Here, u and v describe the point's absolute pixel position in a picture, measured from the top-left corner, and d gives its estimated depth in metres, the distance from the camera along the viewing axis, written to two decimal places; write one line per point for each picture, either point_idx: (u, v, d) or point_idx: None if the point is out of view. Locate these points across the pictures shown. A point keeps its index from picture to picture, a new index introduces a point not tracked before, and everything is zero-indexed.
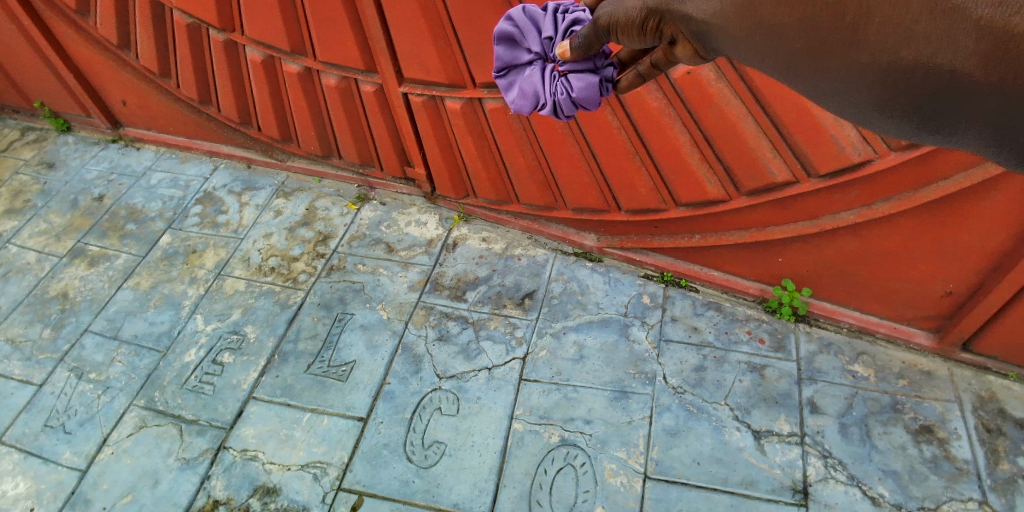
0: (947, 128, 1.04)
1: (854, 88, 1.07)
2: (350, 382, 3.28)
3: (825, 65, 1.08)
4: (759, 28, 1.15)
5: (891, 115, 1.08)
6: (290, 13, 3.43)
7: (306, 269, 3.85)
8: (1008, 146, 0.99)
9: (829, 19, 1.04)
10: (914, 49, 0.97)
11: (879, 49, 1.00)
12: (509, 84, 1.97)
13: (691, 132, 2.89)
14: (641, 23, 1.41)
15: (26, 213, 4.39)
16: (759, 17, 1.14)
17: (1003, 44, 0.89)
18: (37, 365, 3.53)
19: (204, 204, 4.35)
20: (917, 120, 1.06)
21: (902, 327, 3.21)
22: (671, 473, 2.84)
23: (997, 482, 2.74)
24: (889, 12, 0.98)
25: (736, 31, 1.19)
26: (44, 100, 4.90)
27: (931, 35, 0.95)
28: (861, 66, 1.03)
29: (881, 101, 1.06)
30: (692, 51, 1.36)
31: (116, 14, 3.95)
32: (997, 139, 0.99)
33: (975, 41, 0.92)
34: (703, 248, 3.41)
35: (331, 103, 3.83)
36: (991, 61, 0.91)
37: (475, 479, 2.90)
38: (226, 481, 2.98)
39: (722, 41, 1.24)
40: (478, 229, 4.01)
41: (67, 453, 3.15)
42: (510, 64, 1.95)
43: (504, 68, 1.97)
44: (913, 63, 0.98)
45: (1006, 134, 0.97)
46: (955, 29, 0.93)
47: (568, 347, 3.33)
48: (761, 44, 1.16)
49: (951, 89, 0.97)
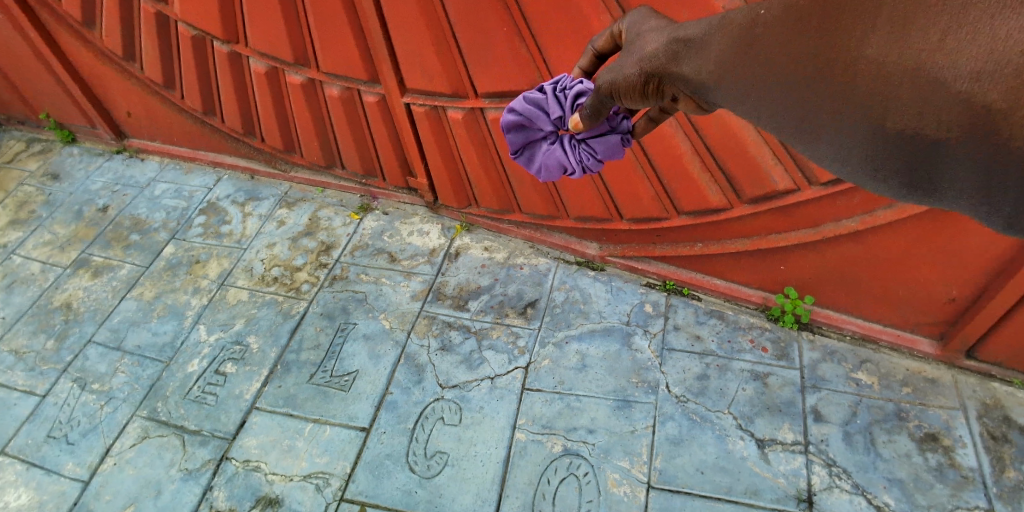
0: (931, 192, 0.91)
1: (837, 152, 0.93)
2: (353, 392, 3.28)
3: (803, 126, 0.94)
4: (739, 83, 0.99)
5: (873, 177, 0.94)
6: (294, 25, 3.46)
7: (309, 279, 3.86)
8: (996, 214, 0.86)
9: (810, 84, 0.90)
10: (898, 117, 0.84)
11: (861, 118, 0.87)
12: (530, 161, 1.96)
13: (691, 140, 2.90)
14: (639, 90, 1.29)
15: (31, 224, 4.41)
16: (739, 73, 0.99)
17: (990, 114, 0.77)
18: (41, 375, 3.53)
19: (207, 215, 4.37)
20: (903, 184, 0.92)
21: (905, 335, 3.20)
22: (675, 482, 2.83)
23: (1003, 490, 2.72)
24: (872, 75, 0.83)
25: (715, 85, 1.04)
26: (49, 112, 4.94)
27: (912, 106, 0.82)
28: (844, 134, 0.90)
29: (865, 166, 0.93)
30: (695, 106, 1.23)
31: (120, 26, 3.98)
32: (984, 205, 0.87)
33: (958, 113, 0.79)
34: (706, 256, 3.42)
35: (334, 113, 3.85)
36: (977, 133, 0.79)
37: (478, 489, 2.89)
38: (229, 491, 2.97)
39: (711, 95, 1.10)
40: (480, 238, 4.02)
41: (70, 464, 3.15)
42: (526, 144, 1.94)
43: (521, 149, 1.96)
44: (896, 132, 0.85)
45: (994, 200, 0.84)
46: (937, 101, 0.80)
47: (571, 356, 3.33)
48: (742, 101, 1.02)
49: (935, 156, 0.85)
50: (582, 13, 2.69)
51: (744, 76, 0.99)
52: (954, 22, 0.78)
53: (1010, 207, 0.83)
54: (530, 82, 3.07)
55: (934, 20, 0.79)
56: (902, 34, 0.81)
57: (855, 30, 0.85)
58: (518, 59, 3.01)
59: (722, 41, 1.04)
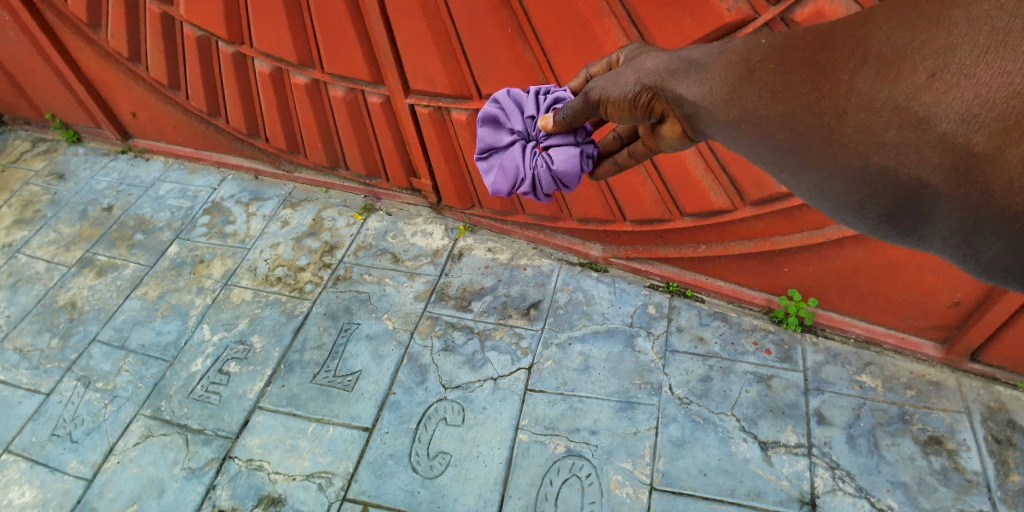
0: (913, 231, 1.00)
1: (829, 187, 1.03)
2: (356, 393, 3.29)
3: (800, 160, 1.04)
4: (743, 116, 1.11)
5: (861, 214, 1.04)
6: (298, 26, 3.47)
7: (312, 279, 3.87)
8: (975, 256, 0.95)
9: (810, 118, 1.00)
10: (887, 155, 0.92)
11: (852, 153, 0.96)
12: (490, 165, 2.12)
13: (701, 152, 2.91)
14: (629, 102, 1.49)
15: (36, 223, 4.43)
16: (743, 106, 1.11)
17: (970, 160, 0.85)
18: (45, 374, 3.54)
19: (212, 215, 4.38)
20: (887, 222, 1.02)
21: (910, 338, 3.20)
22: (678, 484, 2.83)
23: (1007, 494, 2.71)
24: (862, 115, 0.93)
25: (721, 115, 1.17)
26: (55, 112, 4.95)
27: (901, 143, 0.90)
28: (835, 167, 0.99)
29: (853, 201, 1.02)
30: (681, 132, 1.38)
31: (126, 27, 4.00)
32: (961, 246, 0.95)
33: (941, 153, 0.87)
34: (709, 258, 3.41)
35: (338, 114, 3.86)
36: (961, 174, 0.86)
37: (480, 490, 2.89)
38: (232, 490, 2.98)
39: (713, 128, 1.22)
40: (483, 239, 4.02)
41: (74, 462, 3.16)
42: (492, 146, 2.11)
43: (486, 150, 2.12)
44: (884, 168, 0.94)
45: (973, 243, 0.93)
46: (924, 139, 0.88)
47: (574, 357, 3.33)
48: (744, 135, 1.13)
49: (919, 195, 0.93)
50: (586, 15, 2.71)
51: (746, 110, 1.10)
52: (935, 69, 0.87)
53: (989, 250, 0.91)
54: (534, 84, 3.07)
55: (922, 62, 0.88)
56: (892, 76, 0.90)
57: (850, 69, 0.95)
58: (522, 61, 3.02)
59: (724, 73, 1.17)
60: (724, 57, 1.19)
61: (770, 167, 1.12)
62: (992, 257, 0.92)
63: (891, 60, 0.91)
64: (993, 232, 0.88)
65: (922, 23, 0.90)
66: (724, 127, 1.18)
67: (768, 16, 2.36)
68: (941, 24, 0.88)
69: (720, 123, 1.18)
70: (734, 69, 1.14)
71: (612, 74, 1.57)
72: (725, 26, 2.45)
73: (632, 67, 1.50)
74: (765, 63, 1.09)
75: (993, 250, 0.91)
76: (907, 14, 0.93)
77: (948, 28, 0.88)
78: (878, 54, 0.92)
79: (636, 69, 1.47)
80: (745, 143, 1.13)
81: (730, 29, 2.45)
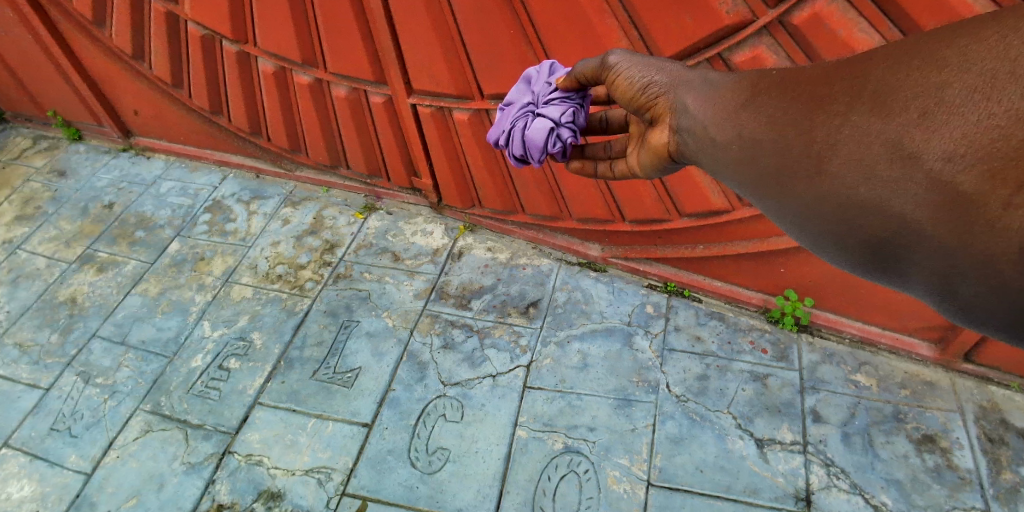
0: (895, 273, 1.07)
1: (815, 220, 1.12)
2: (356, 389, 3.31)
3: (789, 187, 1.14)
4: (741, 141, 1.23)
5: (846, 252, 1.11)
6: (303, 25, 3.51)
7: (313, 277, 3.90)
8: (955, 298, 1.00)
9: (802, 149, 1.10)
10: (874, 188, 1.00)
11: (838, 185, 1.05)
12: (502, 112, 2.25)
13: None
14: (635, 90, 1.66)
15: (37, 220, 4.45)
16: (743, 132, 1.23)
17: (957, 197, 0.91)
18: (45, 369, 3.55)
19: (213, 213, 4.40)
20: (869, 261, 1.09)
21: (905, 338, 3.23)
22: (675, 480, 2.85)
23: (1000, 491, 2.75)
24: (853, 147, 1.02)
25: (723, 140, 1.28)
26: (57, 109, 4.97)
27: (886, 177, 0.98)
28: (822, 199, 1.08)
29: (837, 239, 1.10)
30: (665, 146, 1.57)
31: (131, 25, 4.02)
32: (944, 290, 1.01)
33: (928, 190, 0.93)
34: (706, 258, 3.45)
35: (340, 113, 3.90)
36: (944, 212, 0.93)
37: (479, 485, 2.91)
38: (231, 485, 2.99)
39: (711, 155, 1.34)
40: (483, 239, 4.06)
41: (73, 456, 3.16)
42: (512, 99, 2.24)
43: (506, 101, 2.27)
44: (870, 203, 1.01)
45: (956, 288, 0.98)
46: (910, 176, 0.95)
47: (573, 355, 3.36)
48: (743, 161, 1.23)
49: (901, 233, 1.00)
50: (588, 16, 2.75)
51: (744, 137, 1.23)
52: (928, 105, 0.94)
53: (968, 293, 0.97)
54: None
55: (913, 100, 0.96)
56: (883, 113, 0.98)
57: (843, 105, 1.04)
58: (525, 61, 3.06)
59: (733, 98, 1.30)
60: (733, 87, 1.32)
61: (764, 198, 1.22)
62: (974, 300, 0.97)
63: (883, 96, 0.99)
64: (975, 277, 0.94)
65: (919, 60, 0.98)
66: (723, 155, 1.29)
67: (765, 19, 2.43)
68: (937, 62, 0.96)
69: (719, 149, 1.30)
70: (740, 97, 1.27)
71: (636, 55, 1.70)
72: (724, 27, 2.50)
73: (656, 61, 1.65)
74: (768, 92, 1.21)
75: (976, 293, 0.96)
76: (905, 51, 1.01)
77: (942, 66, 0.95)
78: (872, 92, 1.01)
79: (659, 65, 1.63)
80: (742, 171, 1.24)
81: (729, 30, 2.51)
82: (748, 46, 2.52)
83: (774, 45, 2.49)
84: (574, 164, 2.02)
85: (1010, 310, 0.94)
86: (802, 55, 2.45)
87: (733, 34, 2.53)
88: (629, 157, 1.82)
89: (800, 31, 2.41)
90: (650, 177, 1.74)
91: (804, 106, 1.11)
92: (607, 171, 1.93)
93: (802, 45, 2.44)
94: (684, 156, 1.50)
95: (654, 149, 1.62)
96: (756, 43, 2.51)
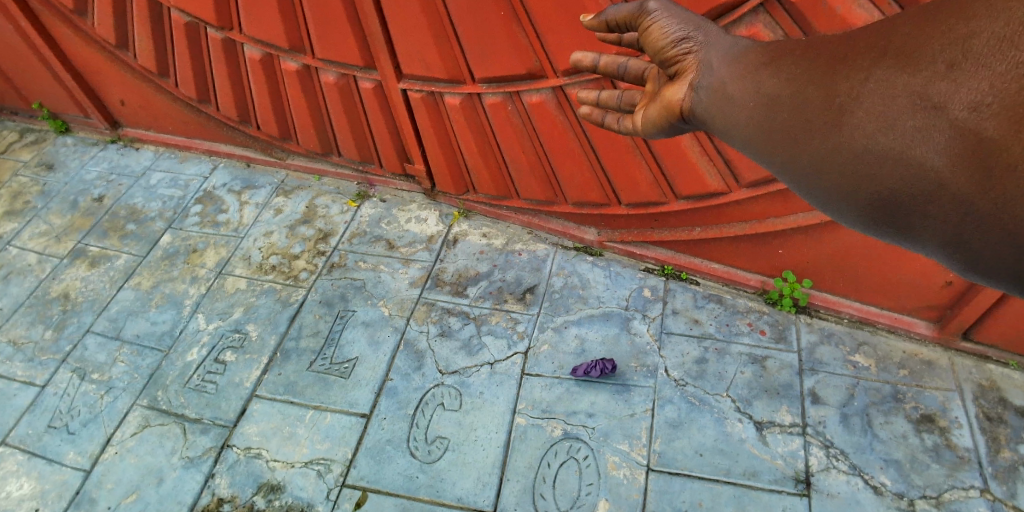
0: (906, 228, 1.14)
1: (829, 174, 1.19)
2: (353, 379, 3.29)
3: (808, 142, 1.21)
4: (764, 100, 1.31)
5: (857, 208, 1.18)
6: (289, 11, 3.43)
7: (307, 267, 3.86)
8: (965, 251, 1.07)
9: (822, 104, 1.17)
10: (894, 138, 1.07)
11: (858, 137, 1.12)
12: None
13: (698, 139, 2.92)
14: (666, 42, 1.62)
15: (27, 214, 4.39)
16: (765, 92, 1.31)
17: (978, 144, 0.97)
18: (40, 366, 3.53)
19: (204, 204, 4.35)
20: (879, 217, 1.16)
21: (903, 318, 3.22)
22: (674, 465, 2.85)
23: (998, 469, 2.75)
24: (874, 100, 1.09)
25: (745, 100, 1.36)
26: (43, 101, 4.89)
27: (908, 127, 1.05)
28: (838, 152, 1.15)
29: (848, 194, 1.17)
30: (678, 106, 1.59)
31: (113, 13, 3.94)
32: (954, 242, 1.07)
33: (950, 138, 1.00)
34: (704, 241, 3.42)
35: (330, 100, 3.83)
36: (965, 160, 0.99)
37: (478, 474, 2.91)
38: (230, 479, 2.99)
39: (727, 115, 1.42)
40: (478, 224, 4.01)
41: (71, 453, 3.15)
42: None
43: None
44: (889, 153, 1.08)
45: (968, 239, 1.05)
46: (934, 125, 1.02)
47: (570, 341, 3.34)
48: (763, 120, 1.31)
49: (915, 183, 1.06)
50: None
51: (767, 97, 1.30)
52: (953, 58, 1.00)
53: (980, 243, 1.03)
54: (529, 67, 3.08)
55: (940, 53, 1.02)
56: (908, 66, 1.05)
57: (868, 60, 1.11)
58: (516, 44, 3.01)
59: (756, 61, 1.38)
60: (757, 51, 1.41)
61: (778, 156, 1.29)
62: (985, 250, 1.04)
63: (908, 51, 1.06)
64: (989, 226, 1.00)
65: (946, 15, 1.04)
66: (743, 114, 1.37)
67: None
68: (964, 15, 1.01)
69: (740, 109, 1.38)
70: (763, 59, 1.36)
71: (674, 7, 1.65)
72: (720, 4, 2.44)
73: (693, 16, 1.61)
74: (791, 54, 1.29)
75: (986, 242, 1.02)
76: (932, 8, 1.07)
77: (971, 18, 1.00)
78: (897, 46, 1.08)
79: (696, 22, 1.60)
80: (761, 129, 1.32)
81: (725, 8, 2.45)
82: (744, 25, 2.47)
83: (771, 23, 2.44)
84: (583, 110, 1.98)
85: (1020, 258, 1.00)
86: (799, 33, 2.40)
87: (728, 12, 2.47)
88: (637, 114, 1.80)
89: (797, 8, 2.36)
90: (650, 136, 1.75)
91: (828, 63, 1.18)
92: (614, 125, 1.90)
93: (799, 24, 2.39)
94: (695, 116, 1.55)
95: (665, 107, 1.63)
96: (752, 21, 2.46)
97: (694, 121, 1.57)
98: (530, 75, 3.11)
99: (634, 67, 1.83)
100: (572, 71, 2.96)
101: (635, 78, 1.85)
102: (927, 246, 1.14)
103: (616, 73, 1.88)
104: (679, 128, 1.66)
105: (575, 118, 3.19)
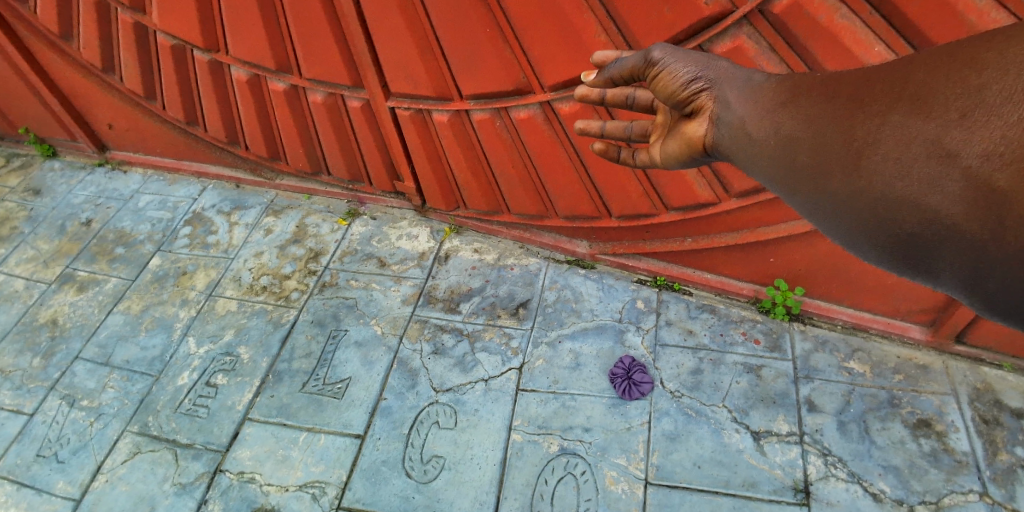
0: (925, 268, 1.14)
1: (847, 213, 1.20)
2: (346, 400, 3.26)
3: (825, 182, 1.22)
4: (781, 139, 1.33)
5: (878, 247, 1.19)
6: (275, 30, 3.44)
7: (298, 286, 3.84)
8: (982, 290, 1.07)
9: (840, 146, 1.19)
10: (910, 184, 1.08)
11: (875, 181, 1.13)
12: None
13: None
14: (677, 85, 1.66)
15: (14, 240, 4.35)
16: (784, 131, 1.32)
17: (988, 192, 0.98)
18: (28, 393, 3.47)
19: (193, 226, 4.32)
20: (897, 256, 1.17)
21: (896, 322, 3.23)
22: (673, 478, 2.83)
23: (997, 473, 2.75)
24: (891, 145, 1.10)
25: (761, 139, 1.38)
26: (29, 126, 4.87)
27: (923, 174, 1.06)
28: (857, 195, 1.17)
29: (868, 233, 1.19)
30: (702, 144, 1.60)
31: (99, 36, 3.93)
32: (970, 283, 1.08)
33: (963, 186, 1.01)
34: (695, 251, 3.43)
35: (318, 119, 3.83)
36: (977, 207, 1.00)
37: (475, 492, 2.87)
38: (224, 504, 2.94)
39: (744, 152, 1.44)
40: (469, 240, 4.00)
41: (61, 483, 3.09)
42: None
43: None
44: (905, 197, 1.09)
45: (982, 281, 1.05)
46: (947, 172, 1.03)
47: (565, 355, 3.32)
48: (780, 157, 1.33)
49: (931, 226, 1.07)
50: (566, 12, 2.70)
51: (785, 137, 1.32)
52: (965, 109, 1.02)
53: (994, 286, 1.04)
54: (516, 83, 3.09)
55: (952, 101, 1.04)
56: (923, 115, 1.06)
57: (884, 106, 1.13)
58: (504, 60, 3.03)
59: (771, 99, 1.40)
60: (773, 87, 1.43)
61: (797, 194, 1.30)
62: (1000, 290, 1.04)
63: (924, 97, 1.07)
64: (1002, 270, 1.01)
65: (961, 62, 1.05)
66: (758, 150, 1.39)
67: (746, 8, 2.39)
68: (977, 64, 1.03)
69: (758, 146, 1.40)
70: (779, 95, 1.38)
71: (677, 50, 1.69)
72: (704, 17, 2.46)
73: (705, 56, 1.64)
74: (809, 93, 1.31)
75: (1001, 284, 1.03)
76: (947, 54, 1.09)
77: (985, 69, 1.02)
78: (912, 92, 1.09)
79: (703, 61, 1.63)
80: (779, 167, 1.33)
81: (710, 20, 2.47)
82: (729, 37, 2.49)
83: (755, 34, 2.46)
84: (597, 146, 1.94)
85: None
86: (783, 43, 2.43)
87: (712, 25, 2.49)
88: (652, 147, 1.82)
89: (781, 19, 2.38)
90: (670, 168, 1.76)
91: (846, 105, 1.20)
92: (629, 158, 1.88)
93: (784, 33, 2.42)
94: (717, 150, 1.56)
95: (686, 142, 1.65)
96: (736, 33, 2.48)
97: (716, 154, 1.58)
98: (517, 90, 3.12)
99: (642, 98, 1.87)
100: (560, 85, 2.97)
101: (643, 108, 1.87)
102: (946, 286, 1.14)
103: (625, 104, 1.90)
104: (700, 160, 1.68)
105: (563, 131, 3.19)
